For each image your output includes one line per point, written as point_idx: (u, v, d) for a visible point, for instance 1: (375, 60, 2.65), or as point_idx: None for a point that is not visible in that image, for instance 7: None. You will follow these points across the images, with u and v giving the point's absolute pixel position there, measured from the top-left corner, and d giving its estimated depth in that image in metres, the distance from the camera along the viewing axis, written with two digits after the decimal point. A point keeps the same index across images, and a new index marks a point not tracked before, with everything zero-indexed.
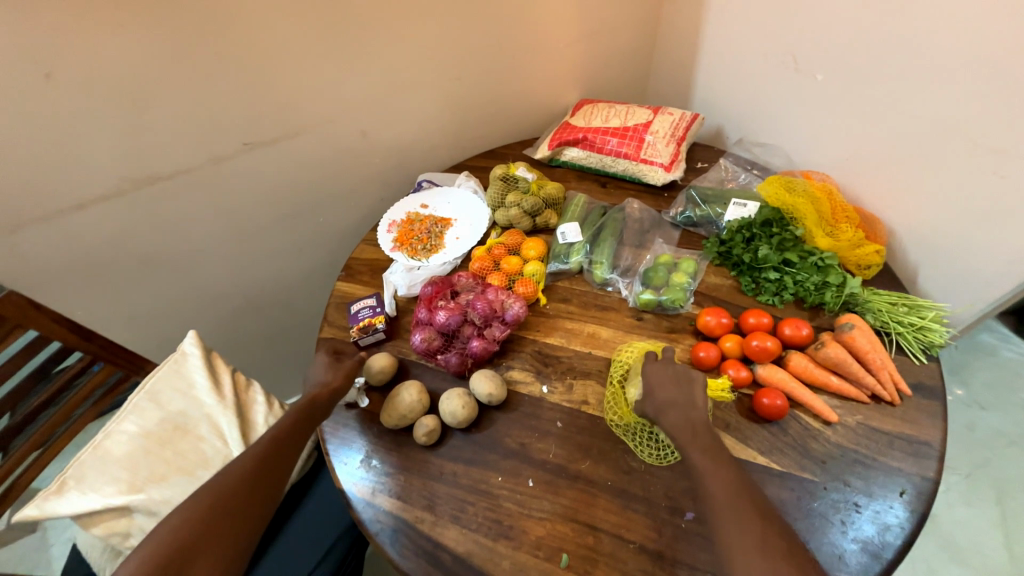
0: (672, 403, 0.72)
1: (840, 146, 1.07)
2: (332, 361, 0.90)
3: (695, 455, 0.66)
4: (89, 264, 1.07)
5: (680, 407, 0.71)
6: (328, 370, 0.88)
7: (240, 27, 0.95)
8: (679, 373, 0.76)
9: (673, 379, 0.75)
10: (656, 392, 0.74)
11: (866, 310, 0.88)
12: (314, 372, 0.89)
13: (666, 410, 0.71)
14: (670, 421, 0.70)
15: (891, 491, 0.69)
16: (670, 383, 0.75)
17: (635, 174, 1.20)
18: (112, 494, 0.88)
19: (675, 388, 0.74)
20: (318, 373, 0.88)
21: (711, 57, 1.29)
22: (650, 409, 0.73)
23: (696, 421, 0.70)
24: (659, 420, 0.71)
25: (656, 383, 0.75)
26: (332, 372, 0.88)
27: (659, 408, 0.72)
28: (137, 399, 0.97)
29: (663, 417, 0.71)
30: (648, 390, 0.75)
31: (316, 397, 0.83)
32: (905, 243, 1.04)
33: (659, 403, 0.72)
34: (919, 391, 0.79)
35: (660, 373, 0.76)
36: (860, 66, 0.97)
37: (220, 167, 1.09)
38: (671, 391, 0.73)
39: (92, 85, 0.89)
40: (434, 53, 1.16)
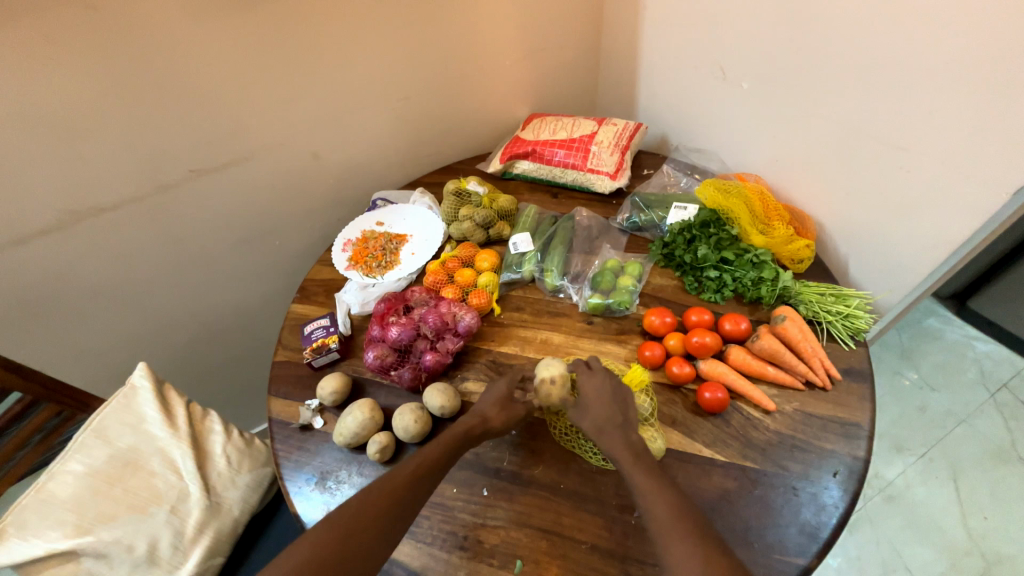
0: (609, 423, 0.73)
1: (770, 149, 1.13)
2: (507, 397, 0.81)
3: (636, 474, 0.67)
4: (29, 301, 1.03)
5: (618, 426, 0.73)
6: (499, 406, 0.80)
7: (180, 57, 0.95)
8: (617, 392, 0.76)
9: (609, 397, 0.76)
10: (592, 409, 0.75)
11: (798, 302, 0.92)
12: (490, 397, 0.81)
13: (605, 430, 0.73)
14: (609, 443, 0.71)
15: (826, 473, 0.73)
16: (606, 400, 0.75)
17: (584, 184, 1.25)
18: (57, 539, 0.84)
19: (611, 405, 0.75)
20: (485, 403, 0.80)
21: (650, 71, 1.36)
22: (588, 427, 0.74)
23: (633, 440, 0.71)
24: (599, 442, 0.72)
25: (594, 402, 0.75)
26: (498, 408, 0.80)
27: (596, 430, 0.73)
28: (83, 436, 0.93)
29: (601, 438, 0.72)
30: (586, 407, 0.75)
31: (472, 428, 0.77)
32: (835, 237, 1.10)
33: (597, 424, 0.73)
34: (849, 376, 0.84)
35: (595, 390, 0.77)
36: (779, 75, 1.04)
37: (167, 195, 1.08)
38: (605, 408, 0.74)
39: (24, 119, 0.87)
40: (381, 75, 1.19)
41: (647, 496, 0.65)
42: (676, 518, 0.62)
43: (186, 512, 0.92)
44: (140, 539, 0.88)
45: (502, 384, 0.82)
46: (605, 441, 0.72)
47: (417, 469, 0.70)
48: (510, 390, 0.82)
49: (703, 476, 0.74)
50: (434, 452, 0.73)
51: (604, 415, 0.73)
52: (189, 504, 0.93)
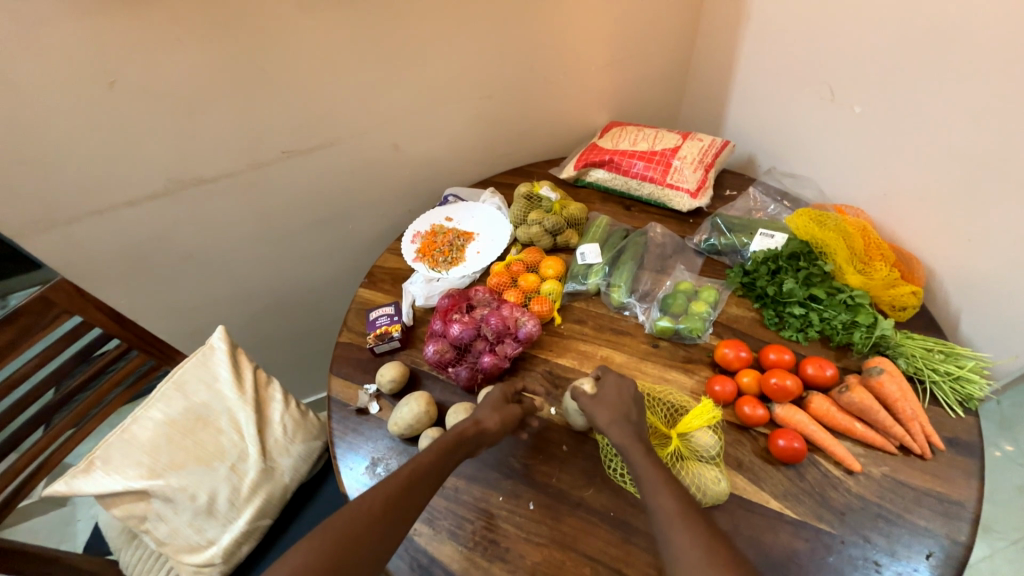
0: (620, 414, 0.73)
1: (878, 181, 1.03)
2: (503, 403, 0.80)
3: (640, 463, 0.68)
4: (133, 257, 1.14)
5: (627, 418, 0.72)
6: (494, 412, 0.79)
7: (288, 44, 1.01)
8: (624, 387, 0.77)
9: (620, 391, 0.76)
10: (605, 405, 0.74)
11: (897, 355, 0.83)
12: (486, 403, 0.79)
13: (615, 423, 0.72)
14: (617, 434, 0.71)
15: (916, 552, 0.65)
16: (618, 396, 0.75)
17: (661, 199, 1.19)
18: (133, 478, 0.91)
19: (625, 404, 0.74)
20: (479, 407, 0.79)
21: (745, 86, 1.28)
22: (600, 421, 0.73)
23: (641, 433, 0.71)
24: (608, 432, 0.71)
25: (609, 396, 0.75)
26: (494, 414, 0.78)
27: (608, 421, 0.72)
28: (165, 387, 1.02)
29: (612, 429, 0.71)
30: (602, 401, 0.75)
31: (466, 432, 0.75)
32: (945, 285, 0.98)
33: (610, 416, 0.73)
34: (953, 446, 0.74)
35: (613, 383, 0.77)
36: (900, 100, 0.94)
37: (260, 172, 1.15)
38: (612, 402, 0.74)
39: (150, 93, 0.96)
40: (468, 73, 1.20)
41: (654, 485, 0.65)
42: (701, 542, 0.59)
43: (243, 472, 0.98)
44: (202, 490, 0.94)
45: (497, 390, 0.82)
46: (613, 433, 0.71)
47: (410, 476, 0.69)
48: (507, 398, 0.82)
49: (768, 530, 0.68)
50: (427, 457, 0.71)
51: (614, 406, 0.74)
52: (246, 464, 0.99)
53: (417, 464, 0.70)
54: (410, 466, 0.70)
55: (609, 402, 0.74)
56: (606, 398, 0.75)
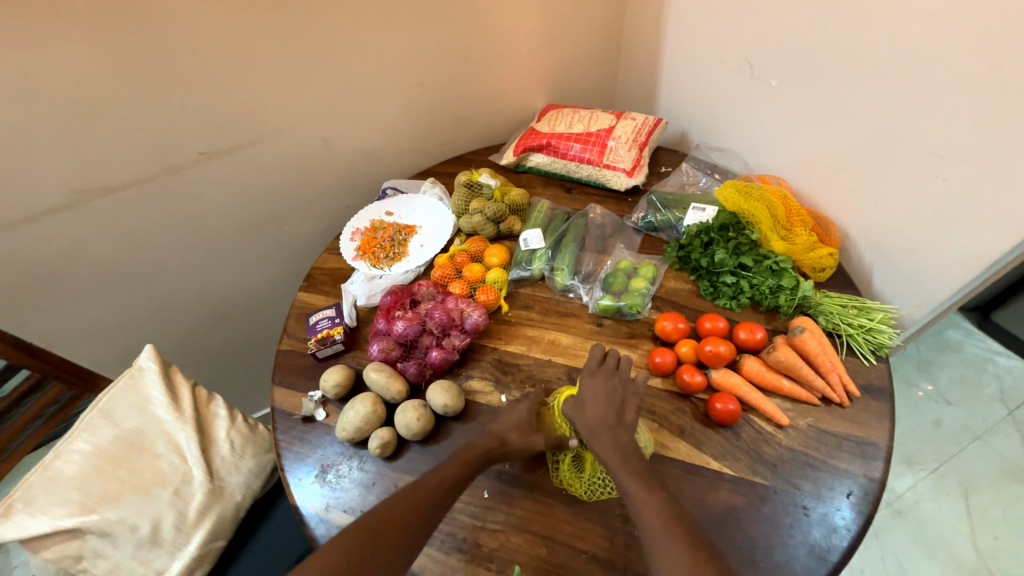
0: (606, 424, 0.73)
1: (796, 151, 1.09)
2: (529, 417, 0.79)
3: (625, 478, 0.68)
4: (37, 278, 1.03)
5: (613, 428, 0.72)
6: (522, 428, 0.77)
7: (193, 36, 0.93)
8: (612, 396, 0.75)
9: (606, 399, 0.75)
10: (589, 409, 0.74)
11: (818, 313, 0.89)
12: (510, 420, 0.78)
13: (598, 432, 0.72)
14: (602, 444, 0.71)
15: (838, 493, 0.70)
16: (604, 399, 0.75)
17: (599, 179, 1.21)
18: (62, 516, 0.84)
19: (608, 406, 0.74)
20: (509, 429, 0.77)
21: (672, 64, 1.31)
22: (582, 429, 0.73)
23: (624, 443, 0.71)
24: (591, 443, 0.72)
25: (591, 401, 0.75)
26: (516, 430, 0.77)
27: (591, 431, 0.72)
28: (89, 417, 0.94)
29: (597, 440, 0.71)
30: (585, 404, 0.75)
31: (483, 449, 0.74)
32: (858, 245, 1.06)
33: (593, 425, 0.73)
34: (868, 392, 0.81)
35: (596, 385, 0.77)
36: (809, 73, 0.99)
37: (177, 176, 1.07)
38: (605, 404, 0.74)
39: (35, 95, 0.86)
40: (396, 59, 1.15)
41: (647, 509, 0.64)
42: (668, 528, 0.62)
43: (189, 496, 0.92)
44: (143, 520, 0.88)
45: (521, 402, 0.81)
46: (601, 443, 0.71)
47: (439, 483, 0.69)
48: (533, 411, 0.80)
49: (709, 489, 0.72)
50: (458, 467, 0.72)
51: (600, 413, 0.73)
52: (192, 487, 0.93)
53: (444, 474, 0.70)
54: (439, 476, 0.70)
55: (592, 406, 0.74)
56: (590, 400, 0.75)
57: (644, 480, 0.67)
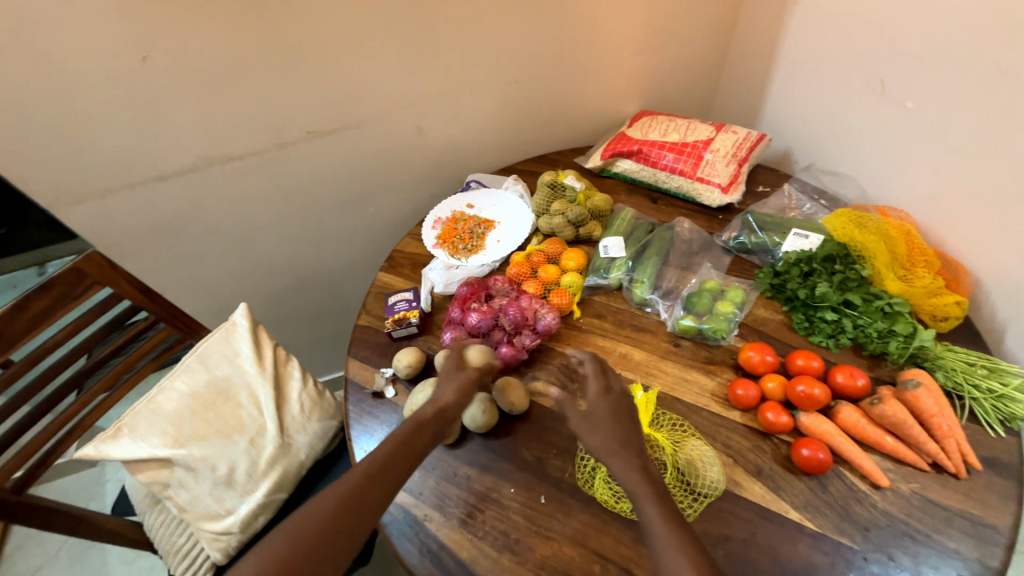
0: (616, 441, 0.65)
1: (925, 184, 0.97)
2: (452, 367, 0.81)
3: (650, 509, 0.60)
4: (161, 231, 1.16)
5: (622, 446, 0.65)
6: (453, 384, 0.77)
7: (318, 23, 0.99)
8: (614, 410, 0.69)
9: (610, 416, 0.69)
10: (601, 427, 0.67)
11: (936, 368, 0.79)
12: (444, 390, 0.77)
13: (615, 451, 0.65)
14: (619, 466, 0.63)
15: (942, 575, 0.62)
16: (612, 419, 0.68)
17: (689, 193, 1.15)
18: (157, 446, 0.94)
19: (615, 424, 0.67)
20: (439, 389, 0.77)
21: (786, 77, 1.22)
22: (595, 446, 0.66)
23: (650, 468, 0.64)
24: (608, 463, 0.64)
25: (598, 419, 0.68)
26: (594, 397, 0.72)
27: (606, 450, 0.65)
28: (189, 360, 1.04)
29: (614, 459, 0.64)
30: (595, 423, 0.68)
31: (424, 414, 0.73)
32: (991, 296, 0.92)
33: (606, 443, 0.65)
34: (991, 467, 0.70)
35: (602, 399, 0.71)
36: (956, 98, 0.88)
37: (286, 152, 1.15)
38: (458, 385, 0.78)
39: (182, 69, 0.96)
40: (497, 55, 1.17)
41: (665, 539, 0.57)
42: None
43: (262, 446, 0.99)
44: (222, 462, 0.96)
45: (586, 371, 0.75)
46: (616, 464, 0.64)
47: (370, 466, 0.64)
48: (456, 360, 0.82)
49: (786, 541, 0.66)
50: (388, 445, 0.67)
51: (609, 428, 0.67)
52: (265, 439, 1.00)
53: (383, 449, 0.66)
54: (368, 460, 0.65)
55: (603, 422, 0.68)
56: (598, 414, 0.69)
57: (665, 509, 0.60)
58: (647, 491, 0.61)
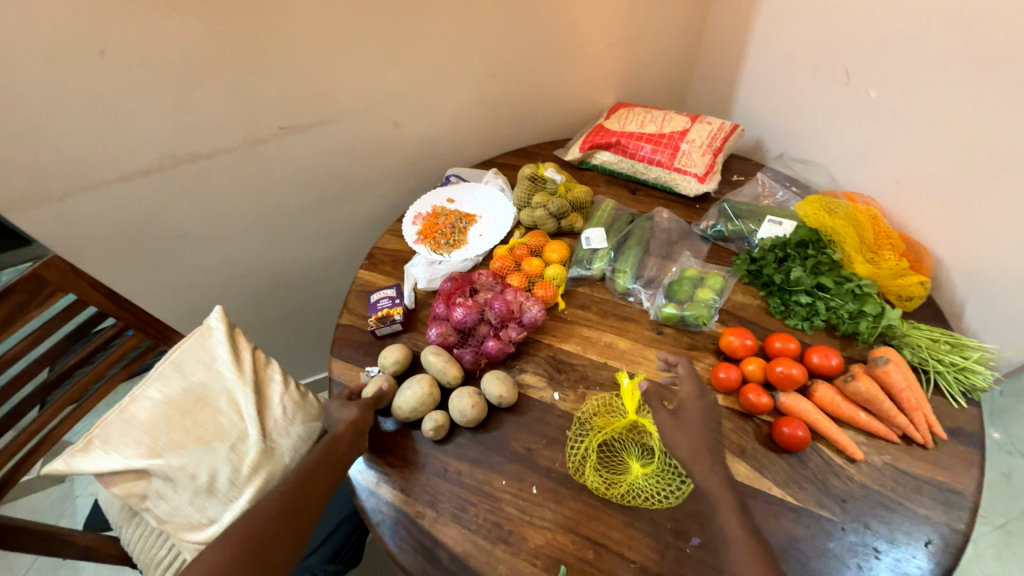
0: (702, 447, 0.69)
1: (889, 170, 1.01)
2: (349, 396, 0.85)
3: (729, 519, 0.63)
4: (126, 233, 1.11)
5: (709, 452, 0.68)
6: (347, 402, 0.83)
7: (288, 14, 0.96)
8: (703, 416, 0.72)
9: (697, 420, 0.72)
10: (689, 431, 0.70)
11: (903, 345, 0.83)
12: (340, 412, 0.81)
13: (700, 456, 0.68)
14: (703, 472, 0.66)
15: (914, 539, 0.65)
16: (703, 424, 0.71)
17: (667, 183, 1.17)
18: (132, 457, 0.90)
19: (706, 432, 0.70)
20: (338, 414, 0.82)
21: (756, 68, 1.25)
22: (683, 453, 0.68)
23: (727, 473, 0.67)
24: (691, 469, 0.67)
25: (687, 424, 0.71)
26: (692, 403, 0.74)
27: (692, 456, 0.67)
28: (162, 367, 1.00)
29: (697, 466, 0.67)
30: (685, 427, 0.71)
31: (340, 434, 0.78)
32: (951, 275, 0.98)
33: (694, 450, 0.68)
34: (955, 436, 0.75)
35: (693, 402, 0.74)
36: (916, 86, 0.92)
37: (258, 149, 1.11)
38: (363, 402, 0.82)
39: (143, 62, 0.92)
40: (473, 47, 1.16)
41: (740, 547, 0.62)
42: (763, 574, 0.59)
43: (244, 452, 0.95)
44: (202, 470, 0.92)
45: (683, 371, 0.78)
46: (700, 472, 0.67)
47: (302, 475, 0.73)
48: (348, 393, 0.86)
49: (770, 517, 0.69)
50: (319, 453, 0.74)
51: (697, 434, 0.69)
52: (247, 445, 0.96)
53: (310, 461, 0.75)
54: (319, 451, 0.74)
55: (692, 426, 0.70)
56: (690, 419, 0.71)
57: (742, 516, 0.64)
58: (728, 499, 0.65)
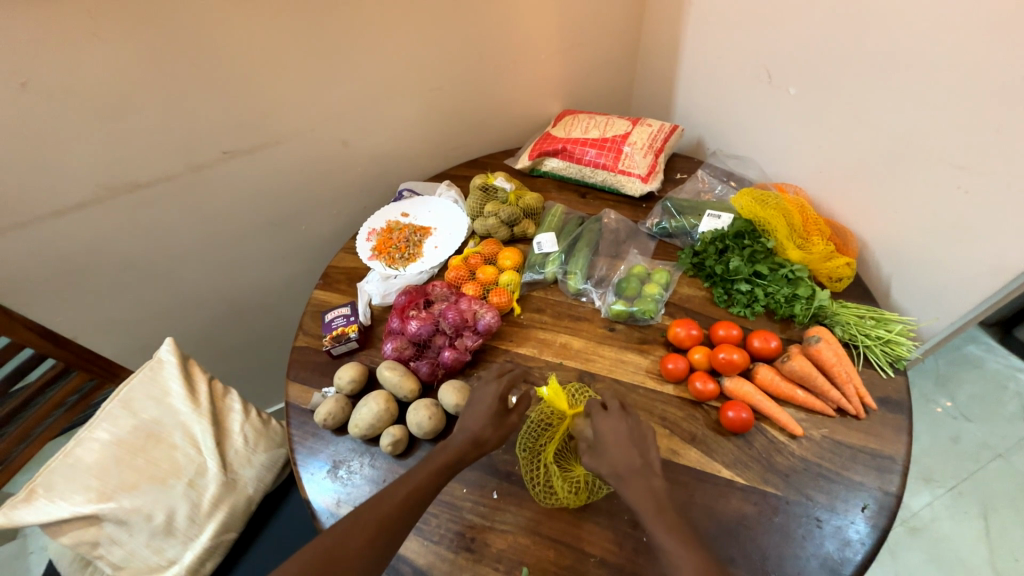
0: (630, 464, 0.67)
1: (814, 160, 1.08)
2: (500, 410, 0.76)
3: (661, 534, 0.61)
4: (63, 270, 1.07)
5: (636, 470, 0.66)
6: (491, 422, 0.75)
7: (222, 39, 0.96)
8: (636, 431, 0.71)
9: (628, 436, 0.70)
10: (611, 452, 0.68)
11: (835, 323, 0.88)
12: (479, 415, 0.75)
13: (625, 477, 0.66)
14: (631, 490, 0.65)
15: (852, 506, 0.69)
16: (625, 442, 0.69)
17: (614, 185, 1.21)
18: (80, 503, 0.86)
19: (630, 449, 0.68)
20: (473, 421, 0.75)
21: (690, 71, 1.31)
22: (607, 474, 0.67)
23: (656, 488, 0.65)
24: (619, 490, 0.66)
25: (612, 441, 0.69)
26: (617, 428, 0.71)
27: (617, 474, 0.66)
28: (110, 406, 0.96)
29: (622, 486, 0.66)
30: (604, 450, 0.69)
31: (464, 451, 0.72)
32: (877, 255, 1.04)
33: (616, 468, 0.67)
34: (885, 405, 0.80)
35: (612, 425, 0.71)
36: (830, 82, 0.99)
37: (201, 174, 1.10)
38: (500, 433, 0.75)
39: (70, 93, 0.89)
40: (415, 63, 1.18)
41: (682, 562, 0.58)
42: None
43: (203, 487, 0.93)
44: (158, 509, 0.89)
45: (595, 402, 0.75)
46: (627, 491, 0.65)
47: None
48: (503, 403, 0.77)
49: (720, 498, 0.71)
50: None
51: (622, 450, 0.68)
52: (205, 479, 0.94)
53: None
54: (405, 489, 0.67)
55: (614, 448, 0.68)
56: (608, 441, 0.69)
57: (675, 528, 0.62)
58: (658, 515, 0.62)
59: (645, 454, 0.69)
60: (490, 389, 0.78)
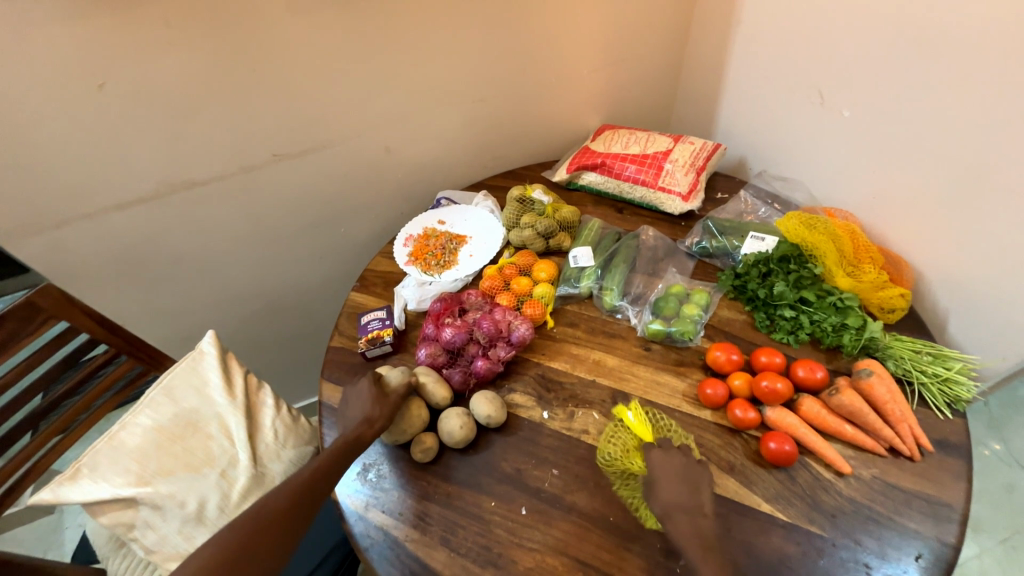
0: (681, 501, 0.66)
1: (867, 184, 1.04)
2: (377, 393, 0.81)
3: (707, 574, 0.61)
4: (122, 260, 1.12)
5: (688, 510, 0.66)
6: (371, 403, 0.81)
7: (283, 47, 1.00)
8: (691, 472, 0.69)
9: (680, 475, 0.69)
10: (662, 490, 0.67)
11: (886, 357, 0.84)
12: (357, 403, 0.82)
13: (674, 512, 0.66)
14: (677, 525, 0.64)
15: (906, 555, 0.65)
16: (676, 478, 0.69)
17: (652, 202, 1.20)
18: (121, 485, 0.89)
19: (682, 486, 0.68)
20: (360, 407, 0.81)
21: (736, 88, 1.29)
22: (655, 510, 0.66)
23: (704, 529, 0.64)
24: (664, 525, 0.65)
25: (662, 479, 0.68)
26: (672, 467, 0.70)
27: (668, 509, 0.66)
28: (153, 393, 0.99)
29: (670, 522, 0.65)
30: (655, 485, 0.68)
31: (360, 436, 0.77)
32: (933, 287, 0.99)
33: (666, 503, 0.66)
34: (942, 448, 0.75)
35: (666, 463, 0.70)
36: (888, 106, 0.95)
37: (252, 176, 1.14)
38: (384, 409, 0.80)
39: (140, 94, 0.95)
40: (461, 74, 1.20)
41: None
42: None
43: (233, 478, 0.94)
44: (191, 497, 0.91)
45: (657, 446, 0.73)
46: (675, 527, 0.65)
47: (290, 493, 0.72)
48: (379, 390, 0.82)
49: (760, 534, 0.68)
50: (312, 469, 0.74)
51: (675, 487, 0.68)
52: (237, 471, 0.96)
53: (318, 465, 0.75)
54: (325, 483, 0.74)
55: (667, 485, 0.68)
56: (660, 477, 0.69)
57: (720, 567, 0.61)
58: (707, 556, 0.62)
59: (697, 495, 0.68)
60: (358, 381, 0.84)
